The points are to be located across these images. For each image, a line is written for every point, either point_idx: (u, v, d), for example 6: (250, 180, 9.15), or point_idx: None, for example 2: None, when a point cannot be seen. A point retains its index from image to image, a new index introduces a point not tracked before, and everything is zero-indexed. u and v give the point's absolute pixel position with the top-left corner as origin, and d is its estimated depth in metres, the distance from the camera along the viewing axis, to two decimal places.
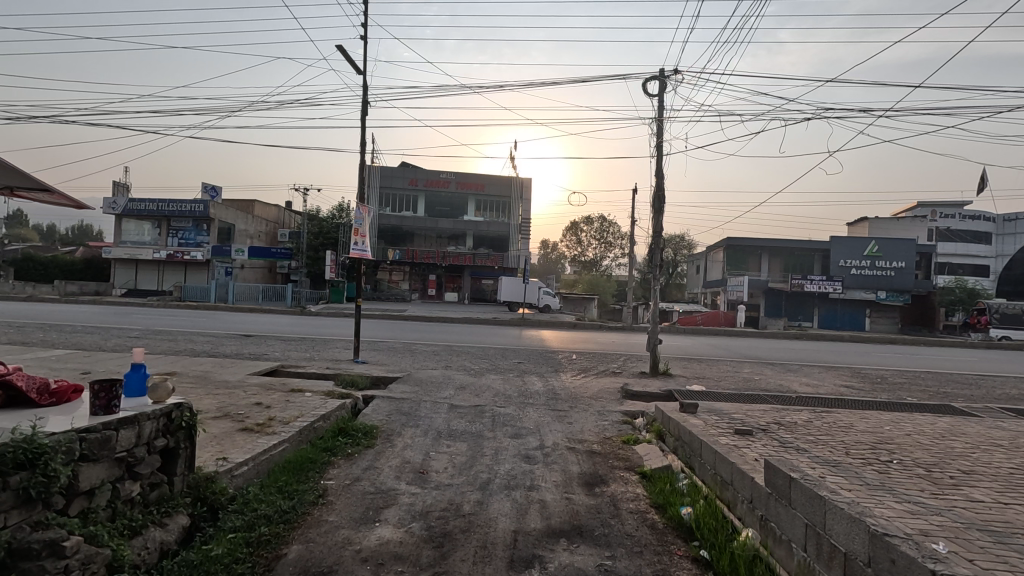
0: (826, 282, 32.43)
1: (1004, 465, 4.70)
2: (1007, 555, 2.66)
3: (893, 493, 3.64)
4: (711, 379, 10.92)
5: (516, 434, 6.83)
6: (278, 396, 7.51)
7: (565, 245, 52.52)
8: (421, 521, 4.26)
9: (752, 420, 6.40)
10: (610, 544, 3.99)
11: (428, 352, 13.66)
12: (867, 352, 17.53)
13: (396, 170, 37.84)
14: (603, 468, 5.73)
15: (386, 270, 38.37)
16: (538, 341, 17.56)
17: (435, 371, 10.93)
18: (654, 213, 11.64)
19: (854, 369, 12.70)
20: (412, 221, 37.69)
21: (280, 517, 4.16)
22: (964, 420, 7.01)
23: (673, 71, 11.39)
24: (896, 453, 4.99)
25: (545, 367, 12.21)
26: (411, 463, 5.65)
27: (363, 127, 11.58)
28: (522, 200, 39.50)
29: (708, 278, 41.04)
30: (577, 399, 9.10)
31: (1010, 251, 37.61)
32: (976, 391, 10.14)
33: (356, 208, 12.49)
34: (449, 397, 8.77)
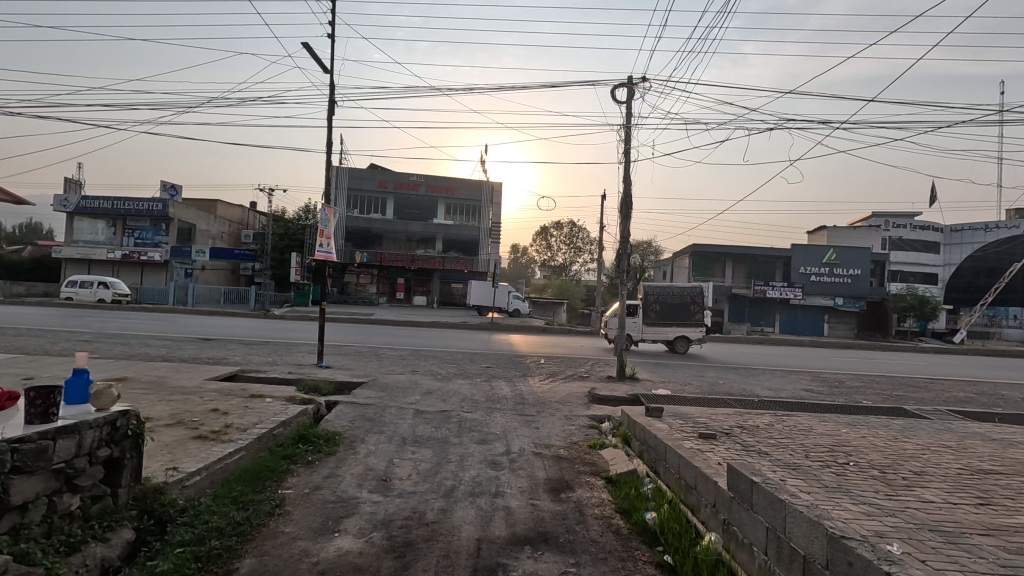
0: (786, 288, 33.54)
1: (952, 466, 4.87)
2: (957, 555, 2.72)
3: (850, 496, 3.72)
4: (676, 383, 11.07)
5: (482, 440, 6.74)
6: (236, 402, 7.25)
7: (536, 249, 52.78)
8: (383, 530, 4.14)
9: (715, 424, 6.48)
10: (575, 550, 3.96)
11: (395, 356, 13.42)
12: (825, 357, 17.99)
13: (365, 171, 37.42)
14: (569, 473, 5.70)
15: (353, 272, 37.87)
16: (501, 345, 17.53)
17: (402, 376, 10.74)
18: (622, 219, 11.75)
19: (814, 374, 13.03)
20: (381, 224, 37.30)
21: (233, 529, 3.98)
22: (914, 422, 7.27)
23: (642, 78, 11.53)
24: (852, 455, 5.10)
25: (514, 371, 12.15)
26: (374, 471, 5.50)
27: (329, 126, 11.38)
28: (491, 204, 39.38)
29: (674, 284, 41.71)
30: (545, 404, 9.07)
31: (957, 260, 38.82)
32: (926, 394, 10.52)
33: (321, 210, 12.20)
34: (414, 402, 8.62)
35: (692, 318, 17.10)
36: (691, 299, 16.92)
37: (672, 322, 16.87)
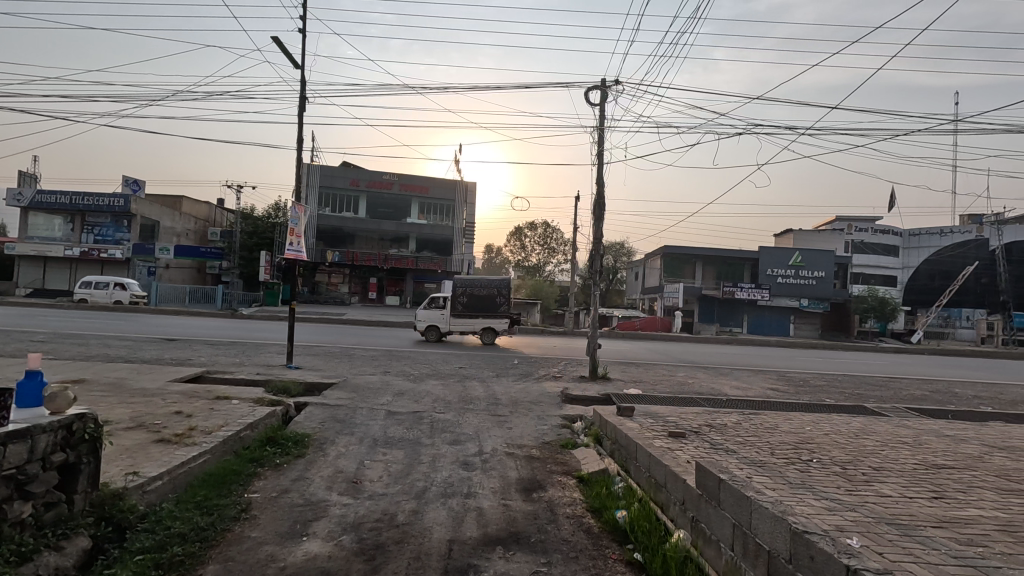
0: (754, 290, 34.37)
1: (909, 462, 5.05)
2: (912, 547, 2.83)
3: (813, 491, 3.82)
4: (647, 382, 11.22)
5: (454, 441, 6.71)
6: (201, 404, 7.05)
7: (510, 249, 52.85)
8: (353, 533, 4.09)
9: (684, 422, 6.59)
10: (547, 550, 3.97)
11: (367, 357, 13.26)
12: (789, 357, 18.50)
13: (337, 169, 36.90)
14: (541, 473, 5.72)
15: (324, 272, 37.31)
16: (474, 345, 17.51)
17: (374, 376, 10.63)
18: (595, 220, 11.86)
19: (779, 373, 13.39)
20: (353, 222, 36.82)
21: (196, 534, 3.87)
22: (874, 420, 7.52)
23: (615, 81, 11.65)
24: (815, 452, 5.25)
25: (487, 372, 12.15)
26: (344, 473, 5.42)
27: (300, 122, 11.18)
28: (466, 204, 39.24)
29: (645, 285, 42.27)
30: (517, 404, 9.09)
31: (914, 263, 40.00)
32: (885, 392, 10.90)
33: (291, 208, 11.97)
34: (386, 403, 8.54)
35: (499, 310, 17.68)
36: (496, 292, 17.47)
37: (478, 315, 17.53)
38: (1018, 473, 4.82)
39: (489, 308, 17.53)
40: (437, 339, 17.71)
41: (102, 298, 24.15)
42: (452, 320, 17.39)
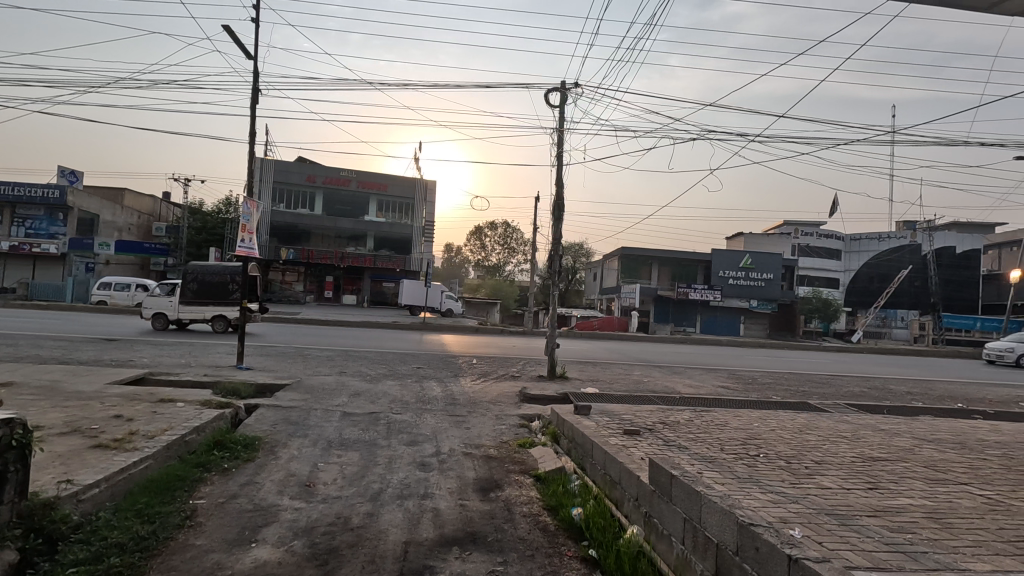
0: (707, 291, 35.46)
1: (847, 455, 5.33)
2: (848, 536, 2.98)
3: (759, 485, 3.98)
4: (604, 381, 11.40)
5: (411, 441, 6.64)
6: (143, 408, 6.71)
7: (470, 249, 52.65)
8: (304, 538, 3.99)
9: (639, 420, 6.73)
10: (503, 549, 3.98)
11: (322, 357, 12.95)
12: (740, 355, 19.15)
13: (292, 164, 35.89)
14: (498, 472, 5.74)
15: (278, 270, 36.22)
16: (403, 344, 17.29)
17: (329, 377, 10.39)
18: (555, 221, 11.96)
19: (730, 371, 13.86)
20: (309, 219, 35.90)
21: (136, 544, 3.68)
22: (817, 416, 7.89)
23: (574, 83, 11.80)
24: (762, 447, 5.47)
25: (445, 372, 12.09)
26: (296, 476, 5.27)
27: (252, 115, 10.82)
28: (425, 202, 38.82)
29: (603, 285, 42.94)
30: (476, 403, 9.08)
31: (856, 266, 41.87)
32: (827, 389, 11.45)
33: (243, 203, 11.53)
34: (341, 404, 8.36)
35: (231, 298, 16.61)
36: (229, 278, 16.56)
37: (208, 301, 16.50)
38: (944, 463, 5.15)
39: (221, 293, 16.52)
40: (166, 329, 16.56)
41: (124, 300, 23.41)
42: (180, 307, 16.36)
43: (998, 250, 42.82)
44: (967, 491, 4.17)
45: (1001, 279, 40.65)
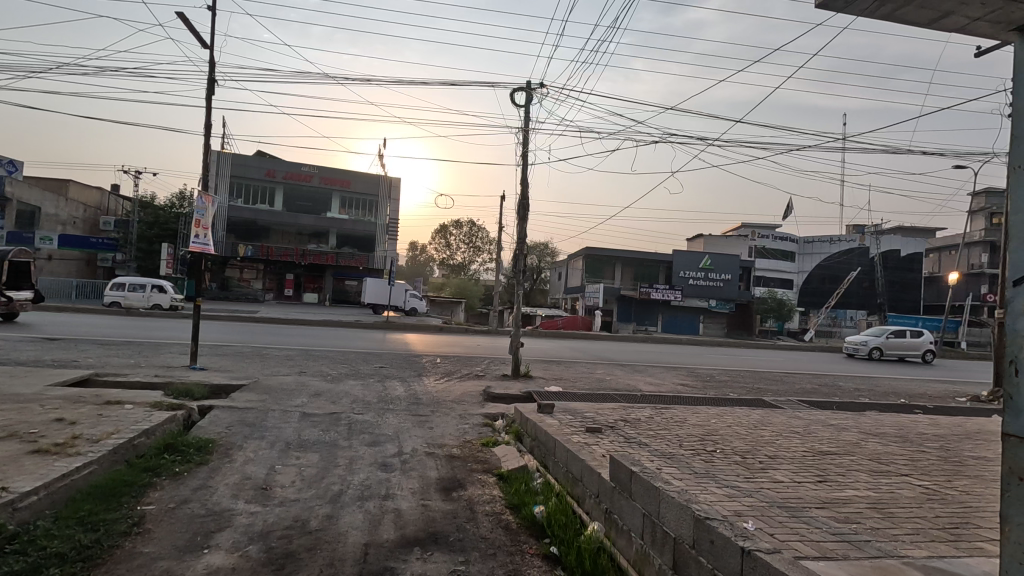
0: (668, 291, 36.26)
1: (798, 449, 5.55)
2: (798, 527, 3.09)
3: (715, 480, 4.08)
4: (567, 380, 11.51)
5: (373, 442, 6.55)
6: (87, 410, 6.39)
7: (434, 247, 52.22)
8: (260, 543, 3.88)
9: (601, 418, 6.82)
10: (465, 548, 3.97)
11: (281, 357, 12.63)
12: (699, 354, 19.64)
13: (251, 159, 34.84)
14: (461, 471, 5.72)
15: (235, 267, 35.13)
16: (373, 343, 17.06)
17: (287, 377, 10.14)
18: (519, 220, 12.00)
19: (689, 369, 14.21)
20: (268, 215, 34.94)
21: (77, 554, 3.50)
22: (771, 412, 8.17)
23: (539, 84, 11.86)
24: (719, 443, 5.63)
25: (408, 371, 11.98)
26: (251, 480, 5.12)
27: (208, 106, 10.46)
28: (390, 200, 38.31)
29: (568, 285, 43.35)
30: (439, 403, 9.03)
31: (809, 268, 43.39)
32: (781, 386, 11.88)
33: (198, 197, 11.16)
34: (300, 405, 8.16)
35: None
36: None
37: None
38: (888, 456, 5.42)
39: None
40: None
41: (139, 301, 22.98)
42: None
43: (938, 253, 45.21)
44: (906, 482, 4.40)
45: (939, 280, 42.96)
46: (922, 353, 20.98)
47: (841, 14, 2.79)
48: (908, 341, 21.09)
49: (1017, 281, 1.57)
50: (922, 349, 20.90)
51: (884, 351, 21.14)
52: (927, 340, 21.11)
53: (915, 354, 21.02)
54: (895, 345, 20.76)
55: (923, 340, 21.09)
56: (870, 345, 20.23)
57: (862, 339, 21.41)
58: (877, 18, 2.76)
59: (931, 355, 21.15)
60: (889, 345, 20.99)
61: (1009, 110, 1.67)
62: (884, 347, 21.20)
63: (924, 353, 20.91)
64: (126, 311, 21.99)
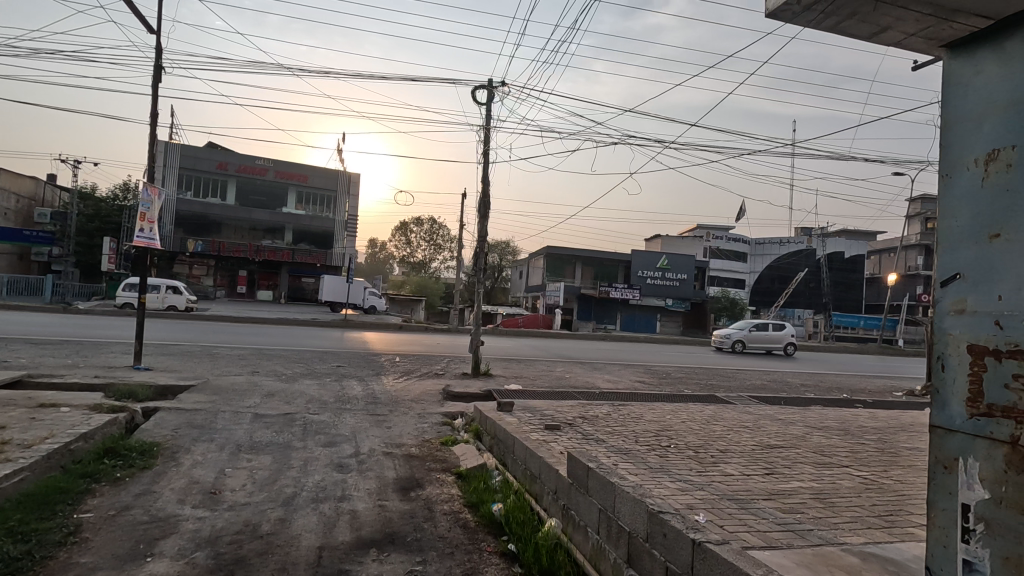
0: (627, 290, 36.94)
1: (748, 443, 5.75)
2: (747, 519, 3.19)
3: (669, 474, 4.19)
4: (527, 378, 11.56)
5: (329, 442, 6.41)
6: (18, 414, 6.01)
7: (394, 245, 51.50)
8: (208, 549, 3.74)
9: (560, 415, 6.89)
10: (422, 548, 3.94)
11: (233, 356, 12.21)
12: (655, 352, 20.05)
13: (201, 150, 33.53)
14: (419, 471, 5.67)
15: (184, 263, 33.73)
16: (331, 342, 16.70)
17: (239, 377, 9.81)
18: (480, 218, 11.96)
19: (646, 367, 14.49)
20: (219, 209, 33.71)
21: (6, 567, 3.29)
22: (723, 407, 8.44)
23: (501, 82, 11.84)
24: (673, 438, 5.77)
25: (367, 370, 11.78)
26: (199, 484, 4.92)
27: (154, 94, 9.99)
28: (349, 196, 37.48)
29: (529, 283, 43.54)
30: (398, 402, 8.92)
31: (760, 269, 45.03)
32: (733, 383, 12.26)
33: (143, 189, 10.59)
34: (253, 405, 7.91)
35: None
36: None
37: None
38: (831, 448, 5.67)
39: None
40: None
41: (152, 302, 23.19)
42: None
43: (879, 255, 47.54)
44: (847, 472, 4.62)
45: (879, 281, 45.22)
46: (783, 346, 21.82)
47: (789, 24, 2.89)
48: (770, 334, 21.93)
49: (943, 280, 1.68)
50: (783, 341, 21.76)
51: (747, 343, 21.89)
52: (788, 333, 22.02)
53: (778, 346, 21.84)
54: (757, 337, 21.55)
55: (783, 333, 22.00)
56: (733, 338, 20.95)
57: (727, 333, 22.11)
58: (822, 29, 2.87)
59: (793, 347, 22.01)
60: (752, 338, 21.77)
61: (937, 121, 1.78)
62: (747, 340, 21.95)
63: (787, 345, 21.79)
64: (65, 308, 20.82)
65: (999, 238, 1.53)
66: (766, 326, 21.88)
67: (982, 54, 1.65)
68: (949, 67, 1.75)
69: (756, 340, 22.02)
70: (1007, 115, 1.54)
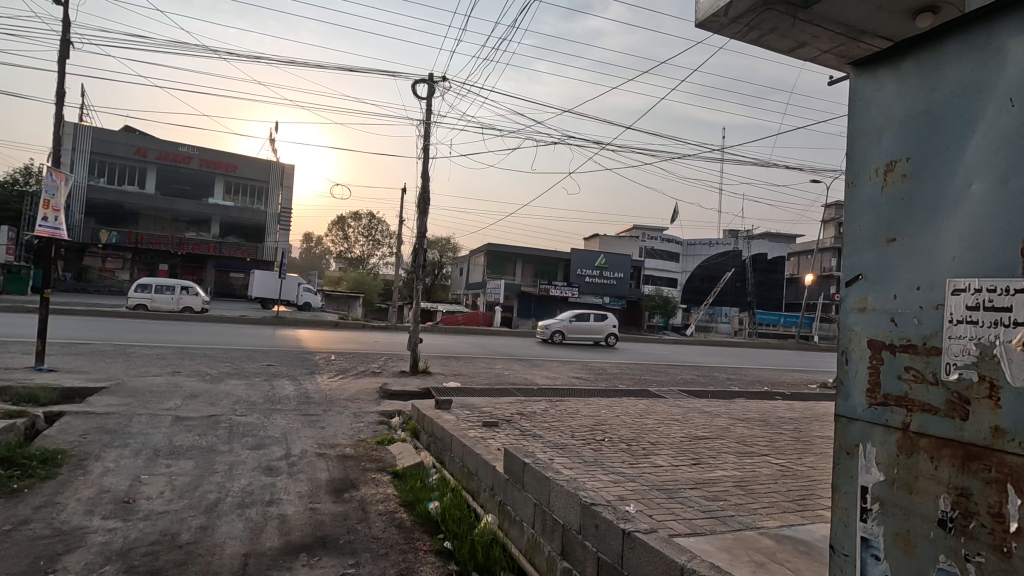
0: (566, 288, 37.66)
1: (677, 435, 6.01)
2: (674, 507, 3.33)
3: (602, 467, 4.31)
4: (466, 375, 11.54)
5: (257, 445, 6.13)
6: None
7: (331, 239, 49.91)
8: (120, 562, 3.49)
9: (498, 412, 6.91)
10: (355, 550, 3.85)
11: (151, 355, 11.43)
12: (590, 348, 20.48)
13: (117, 134, 31.21)
14: (354, 471, 5.53)
15: (96, 255, 31.22)
16: (262, 340, 15.99)
17: (158, 378, 9.19)
18: (419, 214, 11.80)
19: (583, 363, 14.82)
20: (136, 198, 31.48)
21: None
22: (655, 401, 8.77)
23: (442, 77, 11.73)
24: (607, 432, 5.94)
25: (299, 369, 11.36)
26: (110, 493, 4.57)
27: (61, 72, 9.18)
28: (282, 187, 35.88)
29: (469, 280, 43.43)
30: (332, 401, 8.67)
31: (691, 268, 47.06)
32: (665, 378, 12.76)
33: (47, 174, 9.71)
34: (173, 407, 7.44)
35: None
36: None
37: None
38: (752, 438, 6.03)
39: None
40: None
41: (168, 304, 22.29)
42: None
43: (798, 257, 50.78)
44: (766, 461, 4.92)
45: (797, 281, 48.37)
46: (603, 336, 21.89)
47: (716, 35, 3.02)
48: (592, 324, 22.01)
49: (848, 280, 1.81)
50: (604, 331, 21.84)
51: (567, 334, 21.72)
52: (609, 324, 22.21)
53: (599, 337, 21.86)
54: (576, 328, 21.48)
55: (604, 324, 22.08)
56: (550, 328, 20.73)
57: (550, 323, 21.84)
58: (746, 41, 3.02)
59: (613, 338, 22.19)
60: (572, 328, 21.70)
61: (845, 133, 1.91)
62: (565, 330, 21.79)
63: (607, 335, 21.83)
64: None
65: (895, 243, 1.67)
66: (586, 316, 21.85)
67: (883, 73, 1.78)
68: (854, 84, 1.88)
69: (577, 330, 21.87)
70: (905, 129, 1.68)
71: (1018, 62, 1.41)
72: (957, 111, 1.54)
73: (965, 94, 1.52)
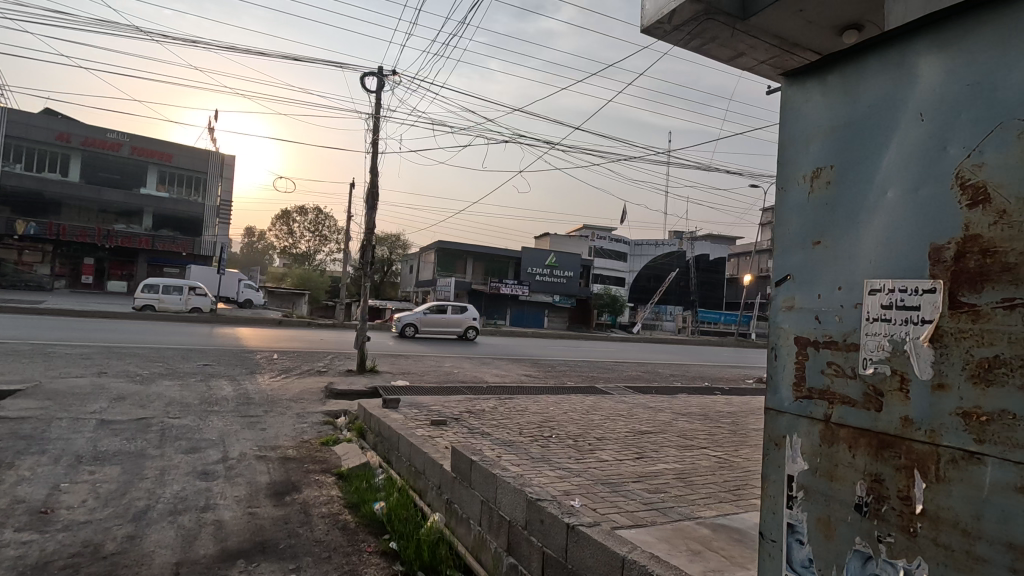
0: (516, 286, 37.86)
1: (622, 430, 6.15)
2: (617, 501, 3.41)
3: (549, 463, 4.36)
4: (415, 374, 11.39)
5: (192, 448, 5.84)
6: None
7: (274, 234, 48.10)
8: None
9: (447, 410, 6.87)
10: (296, 555, 3.74)
11: (74, 355, 10.66)
12: (457, 343, 19.41)
13: (35, 117, 28.99)
14: (296, 473, 5.36)
15: (11, 247, 28.85)
16: (198, 338, 15.23)
17: (81, 379, 8.59)
18: (368, 209, 11.53)
19: (533, 361, 14.94)
20: (57, 186, 29.33)
21: None
22: (602, 398, 8.94)
23: (392, 71, 11.51)
24: (555, 429, 6.01)
25: (239, 369, 10.88)
26: (25, 504, 4.24)
27: None
28: (222, 178, 34.22)
29: (419, 278, 42.91)
30: (274, 402, 8.36)
31: (638, 268, 48.28)
32: (612, 374, 13.04)
33: None
34: (98, 411, 6.98)
35: None
36: None
37: None
38: (692, 432, 6.26)
39: None
40: None
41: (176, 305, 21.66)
42: None
43: (738, 257, 52.96)
44: (705, 453, 5.11)
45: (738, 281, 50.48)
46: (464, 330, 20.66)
47: (659, 42, 3.11)
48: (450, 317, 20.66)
49: (778, 282, 1.90)
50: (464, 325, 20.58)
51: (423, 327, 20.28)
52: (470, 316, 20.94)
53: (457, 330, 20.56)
54: (432, 321, 20.11)
55: (465, 316, 20.81)
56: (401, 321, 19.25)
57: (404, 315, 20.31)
58: (688, 48, 3.12)
59: (475, 331, 20.96)
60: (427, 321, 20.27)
61: (777, 140, 2.01)
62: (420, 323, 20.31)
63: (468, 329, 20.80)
64: None
65: (821, 245, 1.77)
66: (443, 310, 20.57)
67: (811, 85, 1.88)
68: (785, 94, 1.98)
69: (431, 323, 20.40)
70: (830, 138, 1.79)
71: (928, 79, 1.52)
72: (875, 123, 1.65)
73: (881, 109, 1.64)
